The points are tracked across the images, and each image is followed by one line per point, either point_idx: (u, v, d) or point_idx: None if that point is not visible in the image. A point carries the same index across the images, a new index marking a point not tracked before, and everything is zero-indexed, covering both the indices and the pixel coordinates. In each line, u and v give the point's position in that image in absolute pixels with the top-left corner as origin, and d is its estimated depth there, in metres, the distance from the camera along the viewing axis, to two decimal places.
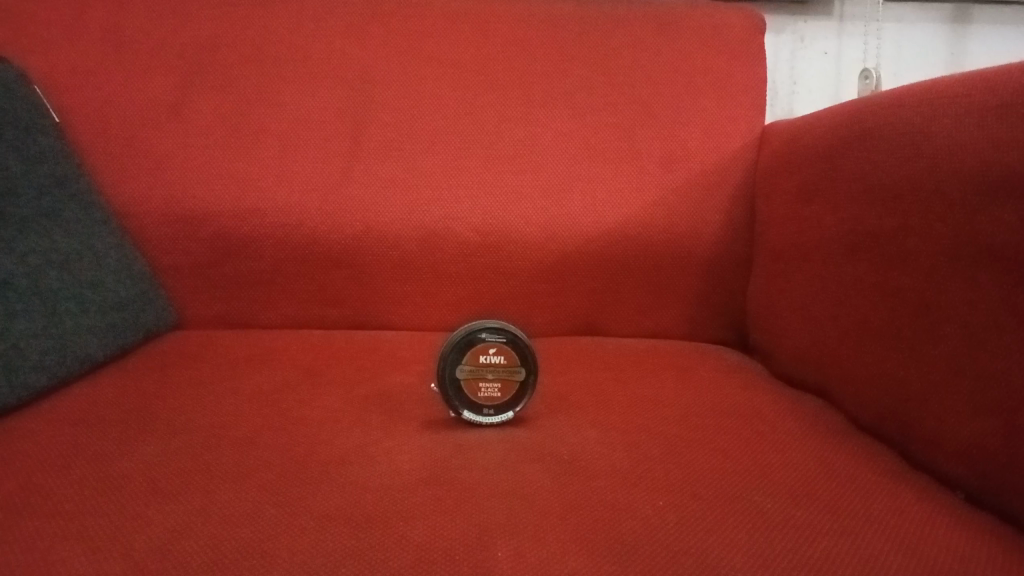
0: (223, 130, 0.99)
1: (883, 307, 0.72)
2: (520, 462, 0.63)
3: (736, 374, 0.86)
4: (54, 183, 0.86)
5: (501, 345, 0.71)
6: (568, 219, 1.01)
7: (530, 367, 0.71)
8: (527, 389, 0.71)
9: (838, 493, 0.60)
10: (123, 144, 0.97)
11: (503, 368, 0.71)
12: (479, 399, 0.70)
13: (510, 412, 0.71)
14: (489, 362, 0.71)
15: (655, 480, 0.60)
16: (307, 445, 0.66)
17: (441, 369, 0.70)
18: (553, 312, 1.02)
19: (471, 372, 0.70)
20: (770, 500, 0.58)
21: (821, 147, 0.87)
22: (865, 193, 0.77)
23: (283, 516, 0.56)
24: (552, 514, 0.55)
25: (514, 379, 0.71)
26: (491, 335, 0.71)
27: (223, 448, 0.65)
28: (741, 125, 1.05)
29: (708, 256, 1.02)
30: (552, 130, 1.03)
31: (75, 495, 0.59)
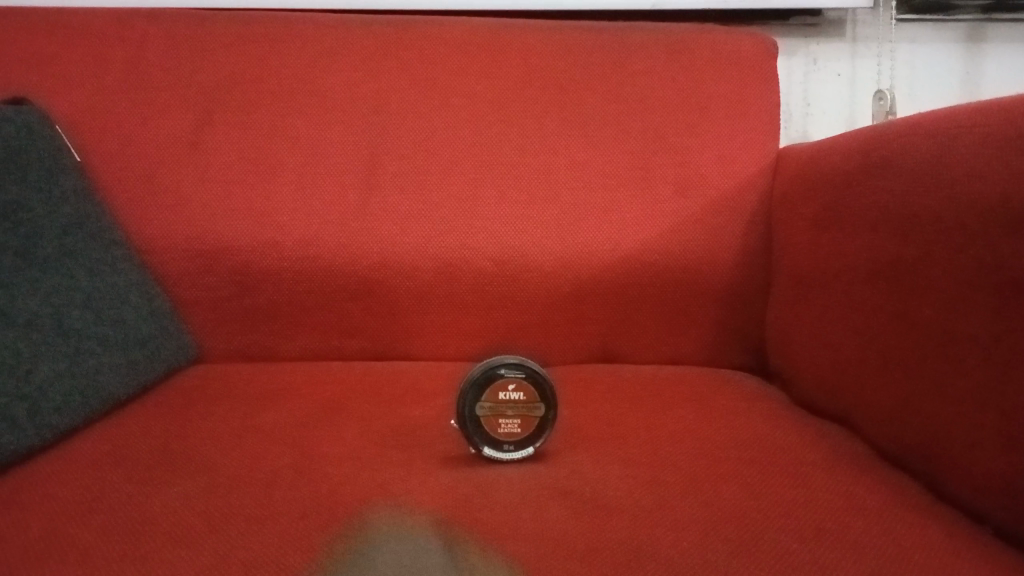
0: (241, 164, 1.00)
1: (904, 337, 0.72)
2: (541, 498, 0.63)
3: (756, 403, 0.86)
4: (76, 223, 0.88)
5: (521, 379, 0.71)
6: (584, 247, 1.01)
7: (550, 402, 0.71)
8: (547, 425, 0.71)
9: (863, 528, 0.59)
10: (142, 180, 0.99)
11: (522, 403, 0.71)
12: (500, 434, 0.70)
13: (531, 447, 0.71)
14: (509, 397, 0.71)
15: (677, 518, 0.60)
16: (329, 483, 0.66)
17: (461, 405, 0.70)
18: (571, 341, 1.02)
19: (491, 408, 0.70)
20: (794, 538, 0.58)
21: (838, 173, 0.86)
22: (885, 220, 0.76)
23: (307, 557, 0.55)
24: (572, 553, 0.55)
25: (535, 415, 0.71)
26: (510, 370, 0.71)
27: (245, 487, 0.65)
28: (757, 148, 1.05)
29: (726, 282, 1.02)
30: (567, 158, 1.03)
31: (100, 537, 0.59)
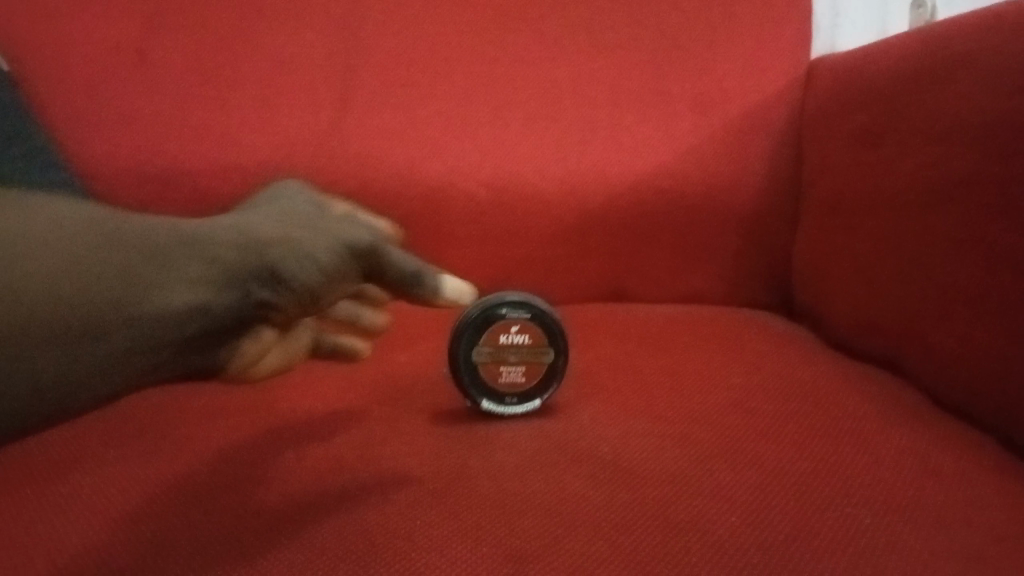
0: (197, 76, 0.86)
1: (979, 273, 0.61)
2: (553, 470, 0.53)
3: (790, 346, 0.76)
4: (5, 140, 0.75)
5: (524, 320, 0.62)
6: (589, 173, 0.90)
7: (559, 345, 0.62)
8: (557, 373, 0.62)
9: (933, 510, 0.50)
10: (82, 95, 0.85)
11: (526, 348, 0.62)
12: (500, 385, 0.61)
13: (538, 399, 0.61)
14: (511, 340, 0.62)
15: (714, 499, 0.51)
16: (314, 447, 0.57)
17: (454, 350, 0.61)
18: (574, 278, 0.92)
19: (490, 353, 0.61)
20: (855, 525, 0.49)
21: (887, 76, 0.74)
22: (950, 136, 0.65)
23: (297, 539, 0.47)
24: (607, 546, 0.46)
25: (542, 362, 0.62)
26: (512, 310, 0.62)
27: (218, 453, 0.56)
28: (787, 57, 0.92)
29: (748, 212, 0.91)
30: (572, 70, 0.90)
31: (53, 520, 0.50)
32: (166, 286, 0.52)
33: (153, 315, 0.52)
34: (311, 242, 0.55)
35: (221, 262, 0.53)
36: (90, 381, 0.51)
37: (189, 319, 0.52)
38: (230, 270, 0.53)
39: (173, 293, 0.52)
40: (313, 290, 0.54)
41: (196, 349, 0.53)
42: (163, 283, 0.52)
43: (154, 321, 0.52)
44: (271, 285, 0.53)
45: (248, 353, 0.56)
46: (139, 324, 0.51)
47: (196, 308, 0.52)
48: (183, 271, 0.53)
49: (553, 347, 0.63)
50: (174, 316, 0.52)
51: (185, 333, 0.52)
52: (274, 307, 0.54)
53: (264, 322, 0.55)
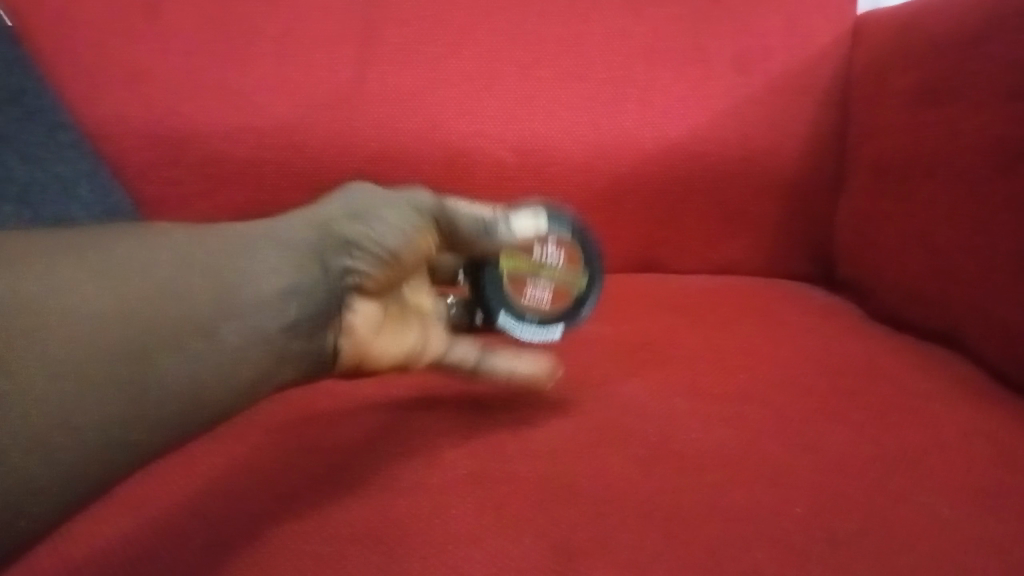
0: (208, 34, 0.82)
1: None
2: (597, 455, 0.50)
3: (836, 320, 0.72)
4: (8, 100, 0.72)
5: (565, 238, 0.65)
6: (623, 136, 0.85)
7: (589, 275, 0.67)
8: (579, 306, 0.68)
9: (1004, 504, 0.47)
10: (90, 52, 0.81)
11: (557, 274, 0.66)
12: (527, 304, 0.66)
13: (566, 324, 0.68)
14: (549, 256, 0.65)
15: (771, 488, 0.47)
16: (354, 422, 0.56)
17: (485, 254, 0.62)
18: (606, 248, 0.88)
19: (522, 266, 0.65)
20: (921, 518, 0.45)
21: (948, 31, 0.69)
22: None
23: (343, 511, 0.47)
24: (655, 540, 0.43)
25: (569, 293, 0.67)
26: (554, 228, 0.64)
27: (267, 424, 0.56)
28: (832, 13, 0.86)
29: (791, 177, 0.86)
30: (601, 27, 0.85)
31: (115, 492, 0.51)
32: (248, 275, 0.46)
33: (253, 304, 0.45)
34: (376, 203, 0.55)
35: (296, 244, 0.49)
36: (219, 393, 0.44)
37: (283, 302, 0.47)
38: (309, 245, 0.49)
39: (260, 279, 0.46)
40: (393, 249, 0.54)
41: (316, 334, 0.50)
42: (245, 274, 0.46)
43: (248, 315, 0.45)
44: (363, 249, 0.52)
45: (355, 332, 0.53)
46: (246, 319, 0.45)
47: (291, 288, 0.47)
48: (256, 256, 0.47)
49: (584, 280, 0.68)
50: (263, 304, 0.46)
51: (296, 318, 0.47)
52: (369, 272, 0.53)
53: (363, 293, 0.53)
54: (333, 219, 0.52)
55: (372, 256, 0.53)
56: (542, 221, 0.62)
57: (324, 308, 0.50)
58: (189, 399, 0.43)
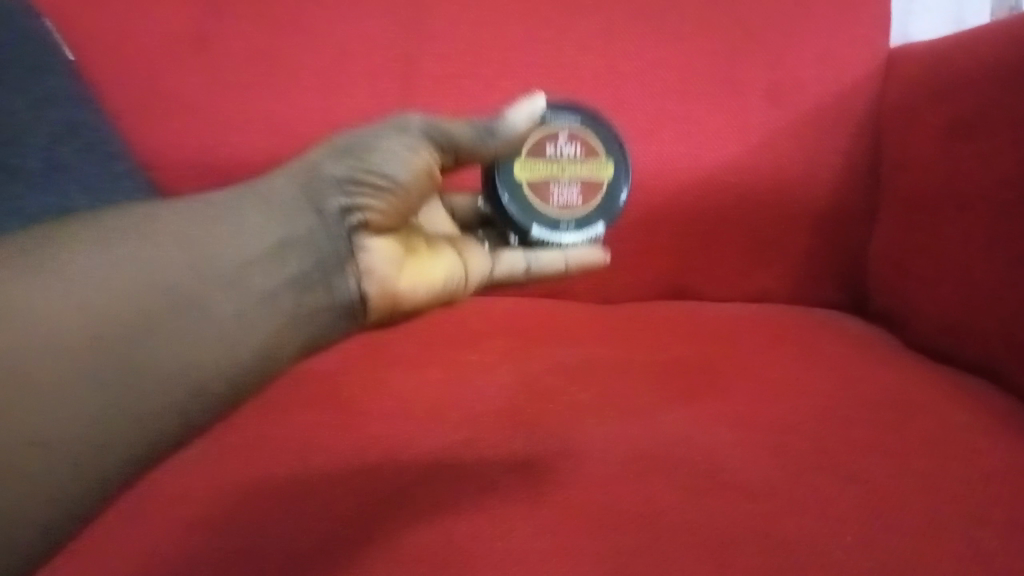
0: (257, 66, 0.85)
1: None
2: (643, 484, 0.52)
3: (871, 350, 0.73)
4: (68, 131, 0.75)
5: (575, 128, 0.82)
6: (657, 165, 0.87)
7: (608, 160, 0.83)
8: (608, 190, 0.83)
9: None
10: (141, 83, 0.84)
11: (581, 168, 0.82)
12: (563, 207, 0.81)
13: (609, 212, 0.82)
14: (565, 152, 0.82)
15: (813, 525, 0.48)
16: (415, 436, 0.57)
17: (508, 176, 0.79)
18: (637, 275, 0.89)
19: (544, 173, 0.80)
20: (962, 553, 0.46)
21: (983, 68, 0.70)
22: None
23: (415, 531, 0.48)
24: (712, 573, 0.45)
25: (597, 182, 0.82)
26: (560, 117, 0.81)
27: (334, 434, 0.57)
28: (865, 46, 0.88)
29: (822, 206, 0.87)
30: (638, 60, 0.87)
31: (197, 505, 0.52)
32: (237, 238, 0.63)
33: (255, 258, 0.63)
34: (371, 142, 0.71)
35: (281, 203, 0.67)
36: (240, 349, 0.60)
37: (281, 253, 0.65)
38: (292, 203, 0.68)
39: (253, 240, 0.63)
40: (394, 184, 0.71)
41: (336, 278, 0.69)
42: (236, 239, 0.63)
43: (246, 269, 0.62)
44: (363, 191, 0.70)
45: (373, 262, 0.71)
46: (258, 273, 0.63)
47: (288, 239, 0.66)
48: (237, 223, 0.64)
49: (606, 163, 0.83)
50: (254, 262, 0.63)
51: (301, 271, 0.66)
52: (373, 208, 0.71)
53: (373, 231, 0.72)
54: (335, 169, 0.70)
55: (377, 194, 0.71)
56: (540, 102, 0.74)
57: (336, 251, 0.69)
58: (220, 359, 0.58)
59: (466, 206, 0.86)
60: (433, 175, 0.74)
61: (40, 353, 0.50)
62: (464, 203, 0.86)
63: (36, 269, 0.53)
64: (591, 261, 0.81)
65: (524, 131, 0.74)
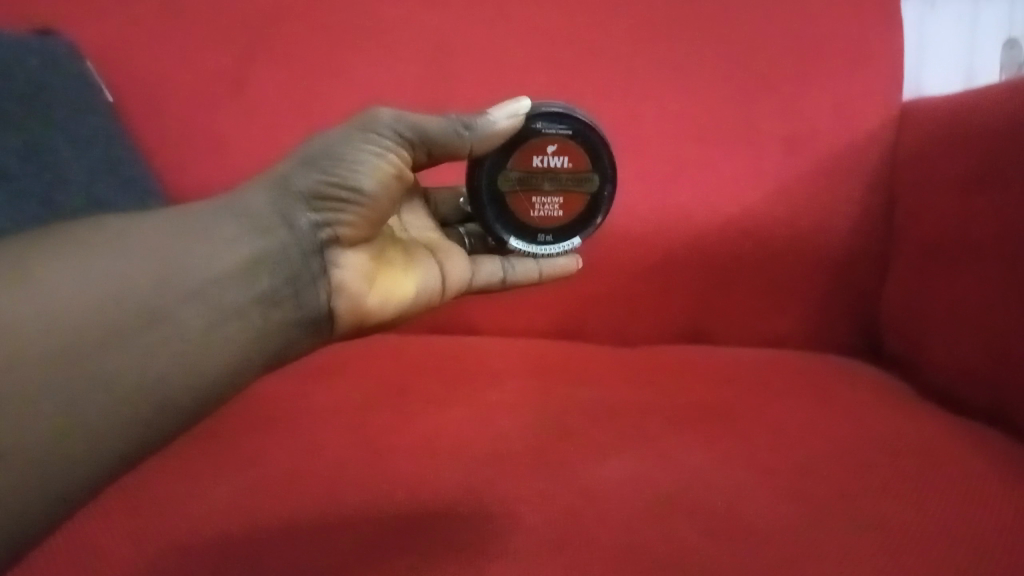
0: (289, 108, 0.88)
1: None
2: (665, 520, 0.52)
3: (887, 396, 0.74)
4: (107, 169, 0.78)
5: (564, 135, 0.66)
6: (676, 210, 0.89)
7: (598, 172, 0.68)
8: (593, 207, 0.69)
9: None
10: (178, 123, 0.87)
11: (564, 180, 0.68)
12: (542, 219, 0.69)
13: (593, 227, 0.70)
14: (551, 162, 0.67)
15: (840, 565, 0.48)
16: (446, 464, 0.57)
17: (486, 185, 0.67)
18: (655, 317, 0.90)
19: (523, 182, 0.67)
20: None
21: (996, 122, 0.72)
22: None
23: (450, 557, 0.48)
24: None
25: (580, 196, 0.69)
26: (547, 123, 0.66)
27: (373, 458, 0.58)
28: (879, 98, 0.90)
29: (838, 253, 0.89)
30: (658, 106, 0.89)
31: (237, 516, 0.52)
32: (202, 248, 0.50)
33: (217, 275, 0.50)
34: (340, 148, 0.57)
35: (251, 213, 0.54)
36: (206, 372, 0.49)
37: (238, 271, 0.51)
38: (263, 213, 0.54)
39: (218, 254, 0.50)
40: (370, 195, 0.57)
41: (306, 293, 0.55)
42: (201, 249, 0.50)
43: (210, 287, 0.49)
44: (330, 206, 0.56)
45: (347, 284, 0.58)
46: (213, 291, 0.49)
47: (255, 255, 0.52)
48: (210, 228, 0.51)
49: (598, 174, 0.68)
50: (219, 276, 0.50)
51: (270, 286, 0.52)
52: (344, 221, 0.57)
53: (344, 245, 0.58)
54: (295, 179, 0.56)
55: (345, 207, 0.57)
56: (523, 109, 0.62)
57: (306, 266, 0.55)
58: (192, 377, 0.48)
59: (450, 202, 0.75)
60: (405, 179, 0.60)
61: (31, 365, 0.42)
62: (446, 199, 0.75)
63: (7, 281, 0.43)
64: (564, 270, 0.72)
65: (503, 137, 0.62)
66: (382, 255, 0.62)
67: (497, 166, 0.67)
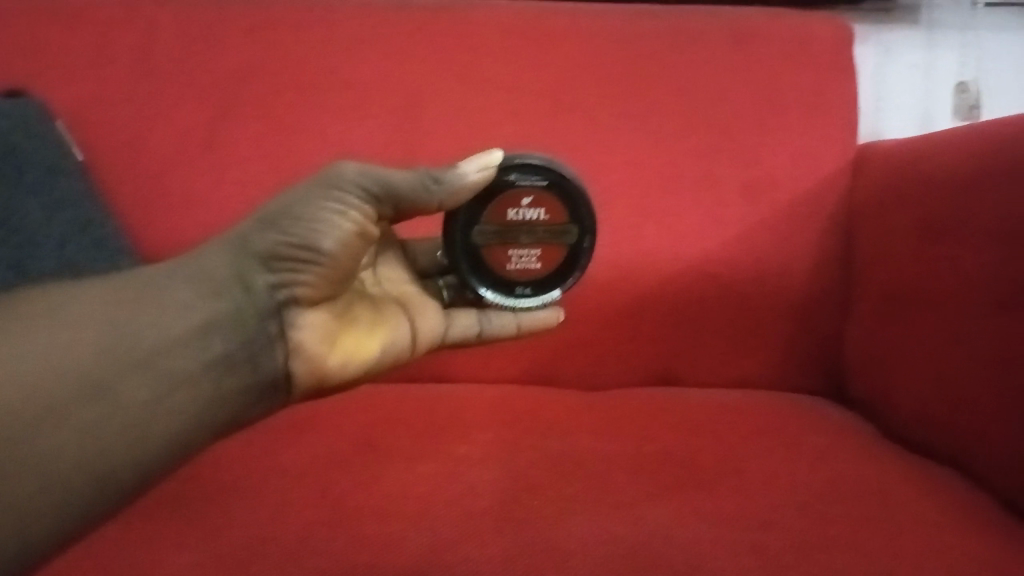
0: (260, 164, 0.89)
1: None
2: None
3: (850, 440, 0.75)
4: (78, 229, 0.78)
5: (540, 187, 0.66)
6: (642, 257, 0.90)
7: (577, 222, 0.67)
8: (573, 258, 0.68)
9: None
10: (150, 181, 0.88)
11: (542, 232, 0.67)
12: (519, 271, 0.68)
13: (572, 280, 0.69)
14: (527, 214, 0.66)
15: None
16: (413, 524, 0.58)
17: (462, 239, 0.67)
18: (624, 363, 0.92)
19: (499, 236, 0.67)
20: None
21: (945, 174, 0.75)
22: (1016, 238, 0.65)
23: None
24: None
25: (559, 248, 0.68)
26: (523, 176, 0.66)
27: (342, 521, 0.58)
28: (836, 146, 0.93)
29: (800, 297, 0.91)
30: (623, 156, 0.91)
31: None
32: (158, 316, 0.52)
33: (172, 344, 0.51)
34: (299, 208, 0.56)
35: (209, 277, 0.55)
36: (151, 442, 0.50)
37: (193, 338, 0.52)
38: (220, 277, 0.55)
39: (173, 321, 0.52)
40: (330, 255, 0.57)
41: (262, 358, 0.55)
42: (156, 317, 0.52)
43: (164, 355, 0.51)
44: (289, 267, 0.56)
45: (307, 345, 0.58)
46: (167, 359, 0.51)
47: (211, 321, 0.53)
48: (166, 295, 0.53)
49: (577, 226, 0.68)
50: (173, 344, 0.51)
51: (223, 353, 0.53)
52: (303, 282, 0.57)
53: (305, 305, 0.58)
54: (252, 240, 0.56)
55: (305, 268, 0.57)
56: (495, 157, 0.62)
57: (263, 329, 0.56)
58: (135, 448, 0.50)
59: (428, 250, 0.74)
60: (369, 234, 0.60)
61: None
62: (424, 249, 0.73)
63: None
64: (545, 321, 0.72)
65: (475, 189, 0.62)
66: (346, 314, 0.63)
67: (473, 220, 0.66)
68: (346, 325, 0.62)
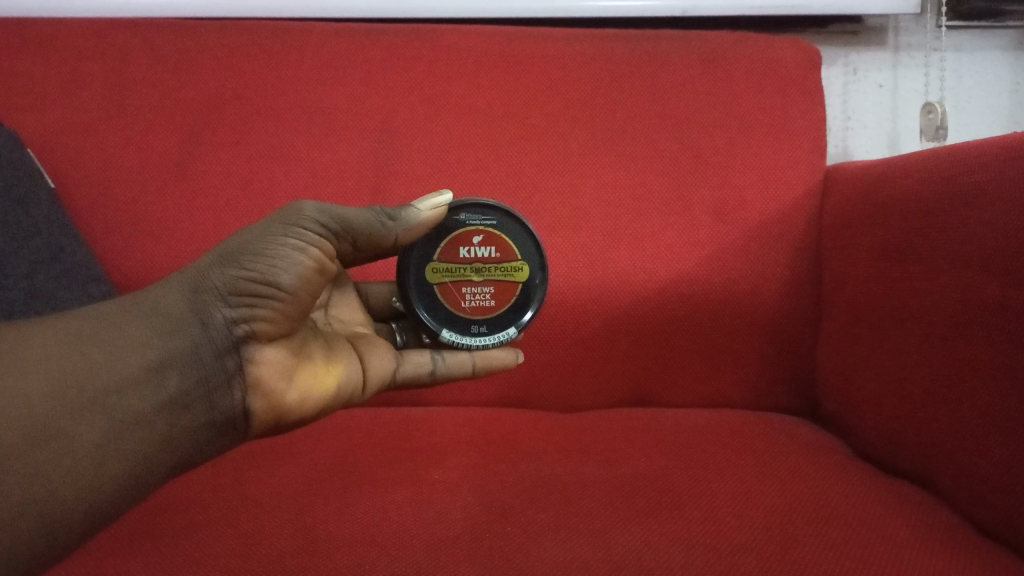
0: (233, 190, 0.89)
1: (1017, 403, 0.60)
2: None
3: (819, 459, 0.76)
4: (49, 257, 0.77)
5: (489, 226, 0.73)
6: (614, 279, 0.91)
7: (525, 260, 0.74)
8: (522, 295, 0.75)
9: None
10: (122, 208, 0.88)
11: (493, 271, 0.73)
12: (473, 309, 0.74)
13: (524, 317, 0.75)
14: (477, 251, 0.73)
15: None
16: (380, 548, 0.58)
17: (415, 279, 0.72)
18: (598, 385, 0.92)
19: (452, 274, 0.73)
20: None
21: (907, 196, 0.76)
22: (1002, 266, 0.62)
23: None
24: None
25: (508, 285, 0.74)
26: (470, 216, 0.73)
27: (310, 546, 0.58)
28: (803, 167, 0.94)
29: (770, 318, 0.92)
30: (594, 179, 0.92)
31: None
32: (115, 357, 0.51)
33: (130, 382, 0.51)
34: (258, 243, 0.56)
35: (165, 313, 0.54)
36: (102, 485, 0.49)
37: (150, 376, 0.52)
38: (177, 313, 0.54)
39: (129, 362, 0.51)
40: (287, 289, 0.57)
41: (217, 395, 0.55)
42: (112, 357, 0.51)
43: (123, 394, 0.50)
44: (247, 302, 0.56)
45: (262, 383, 0.58)
46: (124, 397, 0.50)
47: (167, 360, 0.52)
48: (122, 333, 0.52)
49: (523, 263, 0.74)
50: (132, 384, 0.51)
51: (179, 390, 0.53)
52: (260, 317, 0.57)
53: (262, 341, 0.59)
54: (210, 276, 0.55)
55: (264, 304, 0.57)
56: (446, 196, 0.66)
57: (219, 367, 0.55)
58: (87, 491, 0.48)
59: (383, 297, 0.80)
60: (326, 270, 0.61)
61: None
62: (379, 296, 0.80)
63: None
64: (501, 361, 0.75)
65: (428, 225, 0.66)
66: (303, 351, 0.64)
67: (428, 261, 0.72)
68: (299, 362, 0.63)
